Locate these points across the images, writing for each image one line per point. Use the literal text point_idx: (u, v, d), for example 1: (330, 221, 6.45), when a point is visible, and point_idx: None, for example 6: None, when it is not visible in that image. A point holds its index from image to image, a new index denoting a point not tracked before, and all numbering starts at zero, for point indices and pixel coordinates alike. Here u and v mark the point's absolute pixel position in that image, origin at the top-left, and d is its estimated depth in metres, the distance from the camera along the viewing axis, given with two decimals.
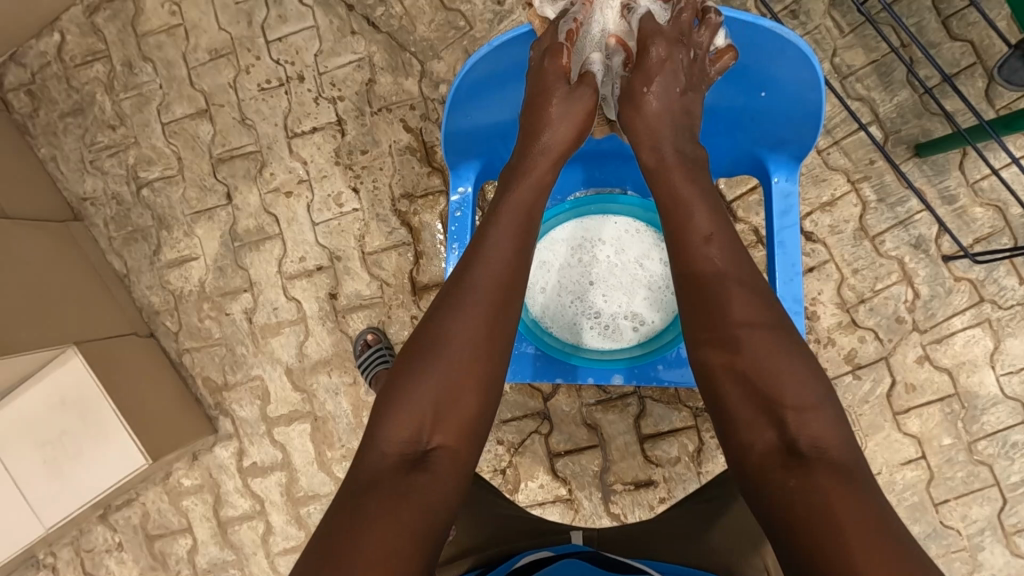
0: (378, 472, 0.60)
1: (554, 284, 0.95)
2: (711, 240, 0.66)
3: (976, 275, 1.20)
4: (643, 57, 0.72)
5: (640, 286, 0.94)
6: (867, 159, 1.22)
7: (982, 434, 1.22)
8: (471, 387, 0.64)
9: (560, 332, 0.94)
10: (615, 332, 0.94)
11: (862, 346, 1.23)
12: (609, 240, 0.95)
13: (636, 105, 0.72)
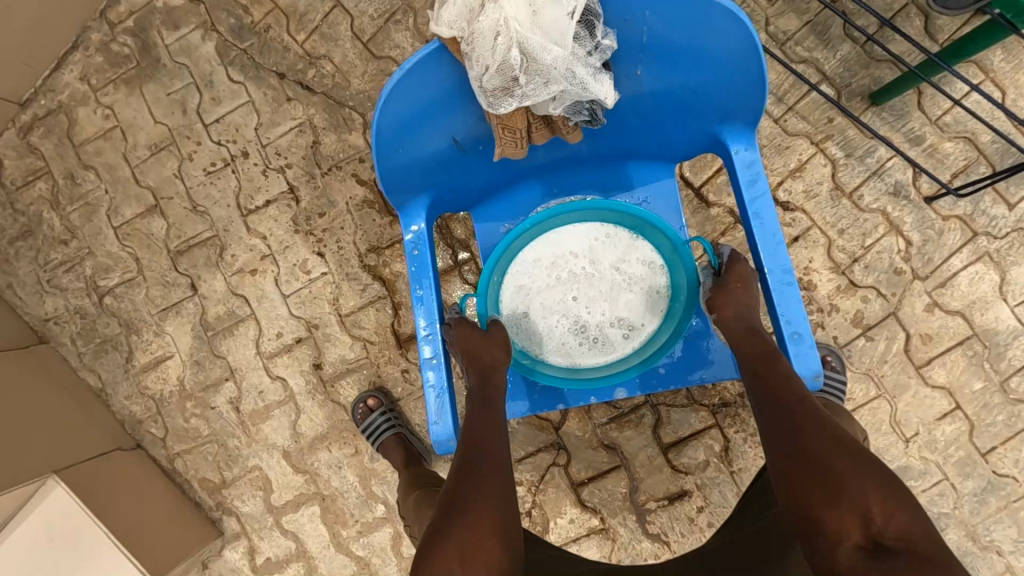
0: None
1: (534, 308, 0.87)
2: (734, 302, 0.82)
3: (964, 210, 1.16)
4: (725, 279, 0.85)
5: (622, 290, 0.86)
6: (825, 118, 1.19)
7: (1011, 371, 1.16)
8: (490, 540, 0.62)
9: (551, 359, 0.88)
10: (607, 347, 0.87)
11: (866, 306, 1.18)
12: (582, 250, 0.86)
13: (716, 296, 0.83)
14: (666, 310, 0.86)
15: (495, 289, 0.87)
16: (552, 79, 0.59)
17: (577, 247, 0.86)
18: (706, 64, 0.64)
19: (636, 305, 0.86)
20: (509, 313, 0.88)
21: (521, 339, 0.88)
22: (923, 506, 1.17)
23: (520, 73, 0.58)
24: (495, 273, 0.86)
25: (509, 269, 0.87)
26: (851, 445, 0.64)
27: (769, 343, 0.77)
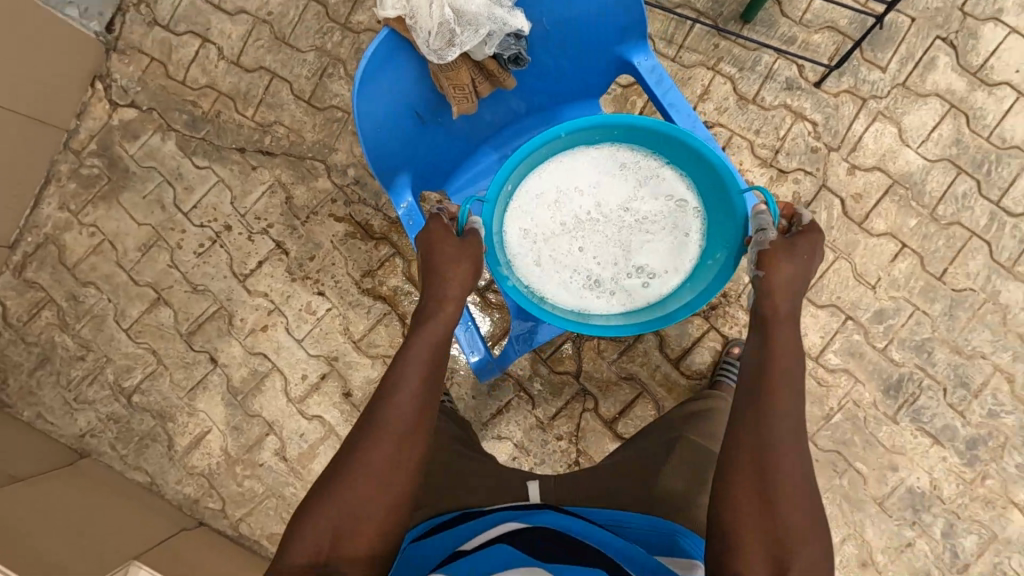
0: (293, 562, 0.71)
1: (547, 256, 0.98)
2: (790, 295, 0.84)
3: (849, 84, 1.35)
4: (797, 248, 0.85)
5: (631, 240, 0.98)
6: (712, 45, 1.38)
7: (935, 201, 1.34)
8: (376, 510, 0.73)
9: (555, 297, 0.98)
10: (617, 296, 0.99)
11: (800, 187, 1.35)
12: (610, 183, 0.98)
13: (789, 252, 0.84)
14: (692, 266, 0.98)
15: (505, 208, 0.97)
16: (481, 25, 0.70)
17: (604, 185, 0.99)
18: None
19: (656, 253, 0.98)
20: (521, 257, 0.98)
21: (528, 273, 0.98)
22: (906, 338, 1.32)
23: (455, 26, 0.69)
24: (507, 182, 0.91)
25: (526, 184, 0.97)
26: (816, 503, 0.74)
27: (796, 338, 0.82)
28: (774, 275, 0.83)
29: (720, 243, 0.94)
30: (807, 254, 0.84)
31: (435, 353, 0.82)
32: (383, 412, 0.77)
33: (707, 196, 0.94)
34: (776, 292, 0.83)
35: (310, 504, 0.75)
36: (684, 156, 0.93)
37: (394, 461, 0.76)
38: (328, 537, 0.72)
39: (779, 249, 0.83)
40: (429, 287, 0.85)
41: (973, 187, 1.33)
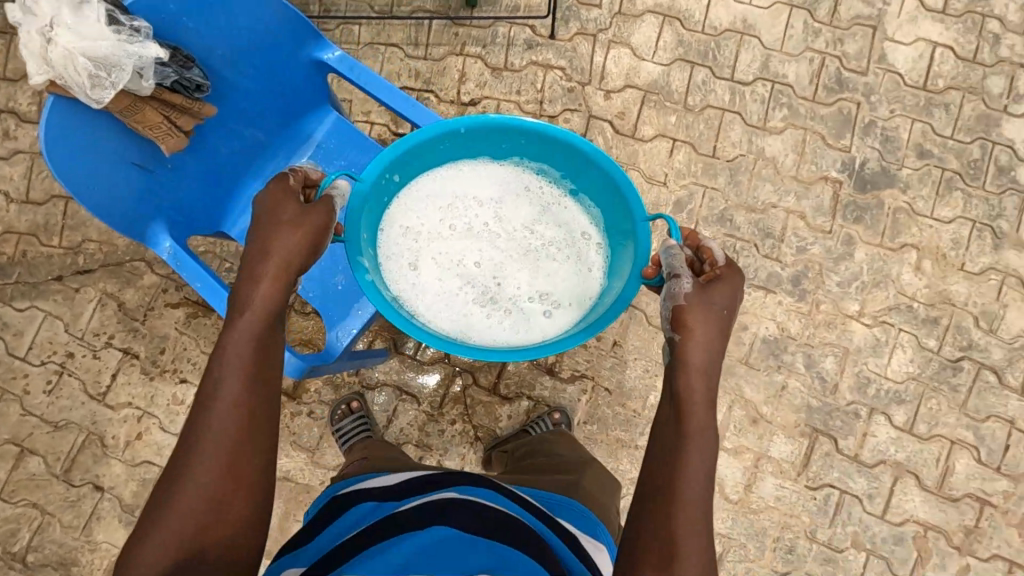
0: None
1: (434, 266, 1.02)
2: (708, 350, 0.82)
3: (576, 27, 1.53)
4: (714, 301, 0.83)
5: (525, 262, 1.03)
6: (453, 34, 1.53)
7: (683, 96, 1.52)
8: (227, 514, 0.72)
9: (429, 311, 1.00)
10: (501, 317, 1.00)
11: (571, 125, 1.50)
12: (518, 202, 1.04)
13: (706, 302, 0.83)
14: (585, 307, 1.00)
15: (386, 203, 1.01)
16: (124, 64, 0.75)
17: (507, 202, 1.05)
18: (252, 23, 0.85)
19: (553, 283, 1.02)
20: (401, 252, 1.02)
21: (403, 273, 1.01)
22: (707, 214, 1.48)
23: (98, 71, 0.74)
24: (383, 175, 0.95)
25: (415, 186, 1.03)
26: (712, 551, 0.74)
27: (711, 402, 0.80)
28: (688, 330, 0.81)
29: (619, 275, 0.95)
30: (722, 299, 0.83)
31: (264, 335, 0.80)
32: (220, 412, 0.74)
33: (618, 226, 0.98)
34: (692, 348, 0.81)
35: (153, 509, 0.71)
36: (600, 192, 0.99)
37: (236, 450, 0.74)
38: (175, 536, 0.69)
39: (696, 303, 0.82)
40: (250, 263, 0.82)
41: (709, 74, 1.52)
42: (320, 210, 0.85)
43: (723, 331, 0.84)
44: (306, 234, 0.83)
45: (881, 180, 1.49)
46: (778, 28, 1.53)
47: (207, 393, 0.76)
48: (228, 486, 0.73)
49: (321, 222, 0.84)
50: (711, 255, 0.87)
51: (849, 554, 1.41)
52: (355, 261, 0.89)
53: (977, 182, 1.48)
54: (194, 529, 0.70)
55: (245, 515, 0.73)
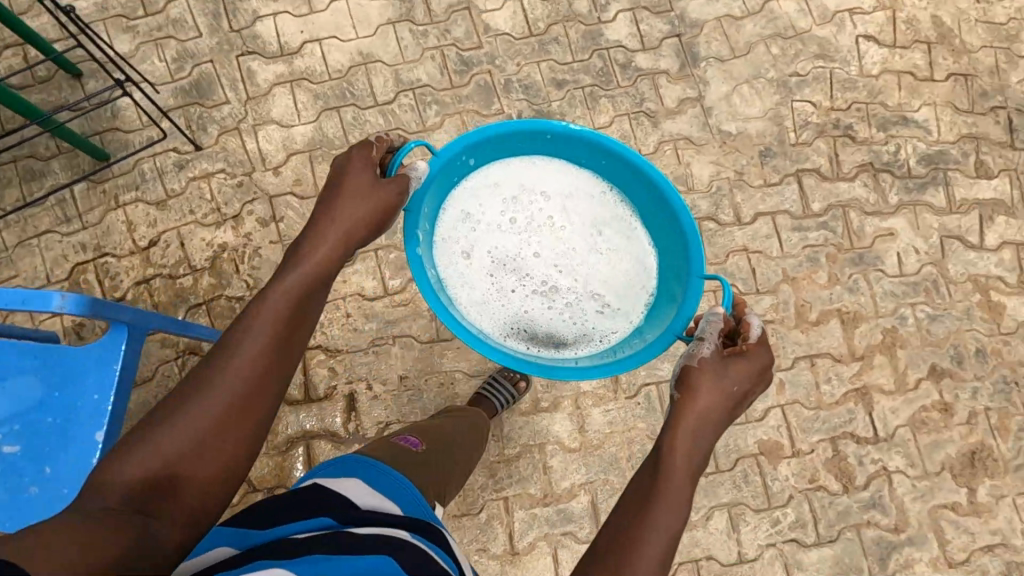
0: (128, 479, 0.71)
1: (498, 254, 1.22)
2: (723, 405, 0.96)
3: (216, 129, 1.56)
4: (736, 370, 0.98)
5: (583, 266, 1.23)
6: (102, 192, 1.50)
7: (343, 138, 1.59)
8: (238, 437, 0.78)
9: (473, 310, 1.20)
10: (556, 309, 1.21)
11: (256, 213, 1.52)
12: (581, 207, 1.25)
13: (726, 371, 0.98)
14: (626, 329, 1.20)
15: (457, 183, 1.21)
16: None
17: (573, 207, 1.25)
18: None
19: (591, 299, 1.22)
20: (460, 229, 1.22)
21: (455, 260, 1.21)
22: None
23: None
24: (462, 158, 1.15)
25: (493, 174, 1.23)
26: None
27: (699, 456, 0.92)
28: (692, 384, 0.96)
29: (659, 320, 1.15)
30: (738, 372, 0.97)
31: (299, 297, 0.89)
32: (246, 342, 0.82)
33: (674, 266, 1.18)
34: (696, 400, 0.95)
35: (151, 421, 0.76)
36: (671, 233, 1.18)
37: (253, 396, 0.80)
38: (163, 456, 0.73)
39: (712, 365, 0.97)
40: (320, 224, 0.95)
41: (355, 110, 1.61)
42: (392, 185, 1.00)
43: (733, 401, 0.97)
44: (374, 204, 0.97)
45: (541, 122, 1.64)
46: (391, 46, 1.66)
47: (242, 332, 0.83)
48: (232, 420, 0.78)
49: (385, 197, 0.99)
50: (749, 330, 1.03)
51: None
52: (408, 235, 1.11)
53: (612, 85, 1.68)
54: (179, 456, 0.74)
55: (245, 443, 0.79)
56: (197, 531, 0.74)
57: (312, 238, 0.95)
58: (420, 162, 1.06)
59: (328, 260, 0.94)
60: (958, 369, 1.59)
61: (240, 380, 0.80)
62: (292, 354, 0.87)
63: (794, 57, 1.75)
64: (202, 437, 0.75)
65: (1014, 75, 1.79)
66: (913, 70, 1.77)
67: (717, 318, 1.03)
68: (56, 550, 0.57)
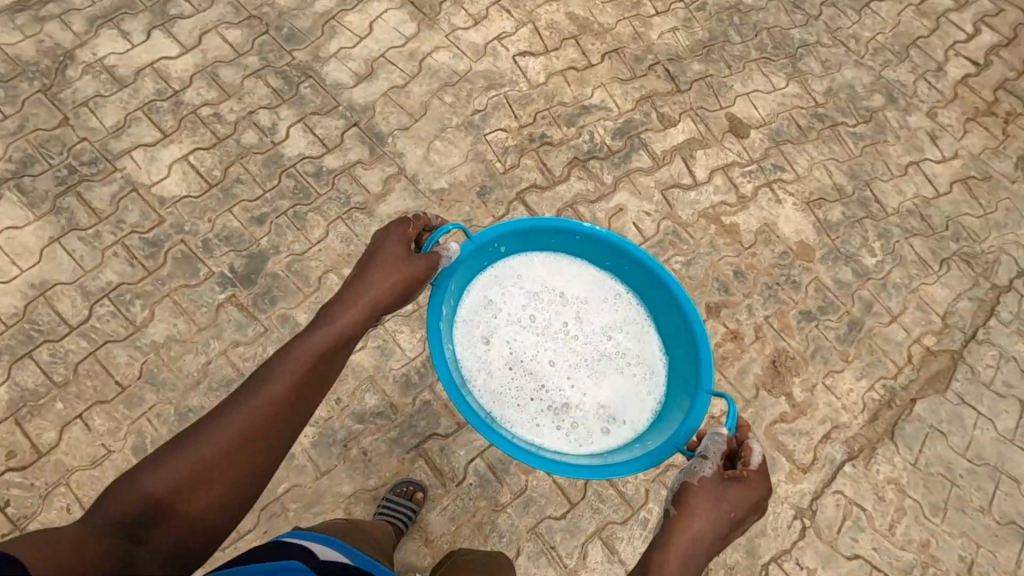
0: (160, 481, 0.82)
1: (511, 353, 1.36)
2: (720, 520, 1.09)
3: None
4: (736, 492, 1.11)
5: (604, 378, 1.37)
6: None
7: (46, 382, 1.42)
8: (245, 468, 0.88)
9: (487, 393, 1.33)
10: (569, 425, 1.32)
11: None
12: (600, 317, 1.41)
13: (727, 495, 1.11)
14: (632, 433, 1.32)
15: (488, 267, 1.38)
16: None
17: (595, 315, 1.41)
18: None
19: (607, 405, 1.35)
20: (475, 323, 1.37)
21: (475, 344, 1.34)
22: (167, 428, 1.42)
23: None
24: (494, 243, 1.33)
25: (523, 271, 1.41)
26: None
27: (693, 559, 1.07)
28: (689, 501, 1.10)
29: (663, 426, 1.28)
30: (734, 501, 1.10)
31: (323, 356, 0.98)
32: (268, 386, 0.92)
33: (680, 382, 1.33)
34: (691, 521, 1.09)
35: (182, 440, 0.86)
36: (682, 346, 1.35)
37: (270, 425, 0.91)
38: (183, 476, 0.83)
39: (710, 489, 1.10)
40: (345, 293, 1.06)
41: (50, 345, 1.45)
42: (422, 261, 1.11)
43: (727, 524, 1.11)
44: (404, 273, 1.07)
45: (256, 264, 1.57)
46: (64, 262, 1.52)
47: (270, 379, 0.93)
48: (246, 449, 0.88)
49: (415, 271, 1.09)
50: (751, 457, 1.14)
51: (531, 482, 1.46)
52: (433, 308, 1.24)
53: (312, 197, 1.66)
54: (199, 468, 0.84)
55: (253, 470, 0.88)
56: (188, 553, 0.83)
57: (347, 297, 1.05)
58: (450, 245, 1.15)
59: (364, 314, 1.05)
60: (728, 297, 1.70)
61: (258, 415, 0.90)
62: (306, 407, 0.96)
63: (469, 98, 1.84)
64: (217, 459, 0.85)
65: (653, 33, 2.00)
66: (573, 64, 1.92)
67: (720, 441, 1.15)
68: (46, 559, 0.69)
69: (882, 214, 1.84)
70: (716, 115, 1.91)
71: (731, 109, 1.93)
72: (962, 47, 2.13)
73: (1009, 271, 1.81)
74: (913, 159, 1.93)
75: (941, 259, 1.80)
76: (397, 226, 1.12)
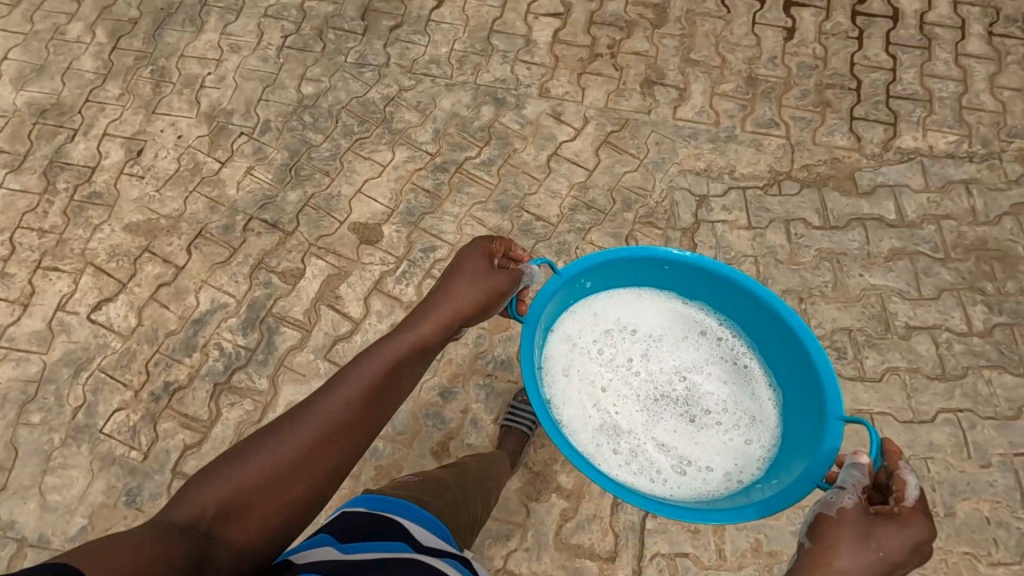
0: (223, 493, 0.75)
1: (596, 391, 1.27)
2: (883, 557, 0.83)
3: None
4: (896, 525, 0.85)
5: (705, 412, 1.27)
6: None
7: None
8: (306, 483, 0.80)
9: (579, 426, 1.24)
10: (655, 469, 1.21)
11: None
12: (698, 355, 1.32)
13: (885, 528, 0.85)
14: (727, 483, 1.20)
15: (578, 303, 1.31)
16: None
17: (691, 350, 1.33)
18: None
19: (705, 444, 1.24)
20: (564, 364, 1.28)
21: (559, 379, 1.26)
22: None
23: None
24: (586, 280, 1.27)
25: (614, 309, 1.33)
26: None
27: None
28: (827, 539, 0.86)
29: (777, 479, 1.13)
30: (887, 540, 0.83)
31: (399, 373, 0.92)
32: (337, 396, 0.86)
33: (804, 412, 1.19)
34: (835, 559, 0.85)
35: (249, 448, 0.80)
36: (801, 378, 1.21)
37: (340, 437, 0.84)
38: (250, 481, 0.76)
39: (852, 522, 0.86)
40: (425, 304, 0.99)
41: None
42: (501, 277, 1.03)
43: (881, 571, 0.83)
44: (482, 287, 0.99)
45: None
46: None
47: (343, 384, 0.88)
48: (319, 455, 0.82)
49: (496, 284, 1.01)
50: (905, 485, 0.88)
51: None
52: (526, 348, 1.13)
53: None
54: (268, 481, 0.77)
55: (317, 485, 0.81)
56: (260, 556, 0.75)
57: (430, 305, 0.97)
58: (532, 269, 1.07)
59: (437, 328, 0.97)
60: (448, 426, 1.48)
61: (331, 420, 0.84)
62: (377, 424, 0.89)
63: (59, 400, 1.49)
64: (293, 468, 0.79)
65: (229, 188, 1.71)
66: (159, 281, 1.61)
67: (862, 472, 0.92)
68: (115, 555, 0.58)
69: (550, 229, 1.68)
70: (338, 237, 1.67)
71: (350, 218, 1.69)
72: (537, 6, 1.99)
73: (689, 207, 1.70)
74: (549, 152, 1.77)
75: (625, 236, 1.66)
76: (494, 242, 1.04)
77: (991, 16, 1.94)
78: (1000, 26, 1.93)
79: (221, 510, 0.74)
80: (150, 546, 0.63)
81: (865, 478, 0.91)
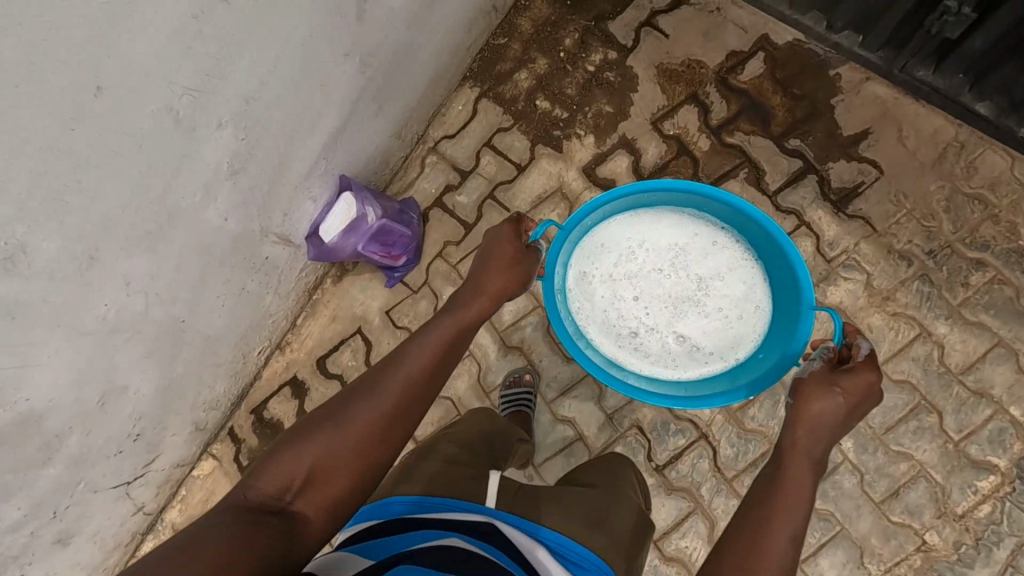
0: (326, 445, 0.84)
1: (617, 301, 1.29)
2: (844, 395, 0.93)
3: None
4: (858, 367, 0.96)
5: (719, 293, 1.27)
6: None
7: None
8: (384, 439, 0.87)
9: (601, 335, 1.30)
10: (677, 364, 1.27)
11: None
12: (712, 252, 1.28)
13: (846, 370, 0.96)
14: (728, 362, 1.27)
15: (587, 231, 1.30)
16: None
17: (701, 251, 1.28)
18: None
19: (709, 333, 1.27)
20: (586, 277, 1.31)
21: (577, 298, 1.31)
22: None
23: None
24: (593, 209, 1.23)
25: (623, 227, 1.30)
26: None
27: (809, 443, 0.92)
28: (804, 390, 0.96)
29: (776, 347, 1.20)
30: (850, 382, 0.94)
31: (458, 334, 1.01)
32: (414, 343, 0.97)
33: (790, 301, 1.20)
34: (811, 403, 0.94)
35: (342, 404, 0.89)
36: (785, 274, 1.20)
37: (410, 405, 0.91)
38: (329, 446, 0.84)
39: (818, 375, 0.97)
40: (473, 276, 1.08)
41: None
42: (530, 253, 1.12)
43: (848, 408, 0.94)
44: (515, 260, 1.09)
45: None
46: None
47: (415, 341, 0.98)
48: (393, 430, 0.88)
49: (528, 265, 1.11)
50: (860, 349, 0.99)
51: None
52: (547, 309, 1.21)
53: None
54: (358, 427, 0.86)
55: (387, 447, 0.88)
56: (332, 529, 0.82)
57: (474, 279, 1.07)
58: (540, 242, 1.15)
59: (487, 300, 1.06)
60: None
61: (415, 369, 0.94)
62: (440, 384, 0.97)
63: None
64: (379, 420, 0.88)
65: None
66: None
67: (829, 352, 1.02)
68: (207, 541, 0.67)
69: None
70: None
71: None
72: None
73: None
74: None
75: None
76: (519, 220, 1.13)
77: (641, 446, 1.38)
78: (660, 449, 1.37)
79: (310, 478, 0.82)
80: (234, 535, 0.69)
81: (836, 348, 1.02)
